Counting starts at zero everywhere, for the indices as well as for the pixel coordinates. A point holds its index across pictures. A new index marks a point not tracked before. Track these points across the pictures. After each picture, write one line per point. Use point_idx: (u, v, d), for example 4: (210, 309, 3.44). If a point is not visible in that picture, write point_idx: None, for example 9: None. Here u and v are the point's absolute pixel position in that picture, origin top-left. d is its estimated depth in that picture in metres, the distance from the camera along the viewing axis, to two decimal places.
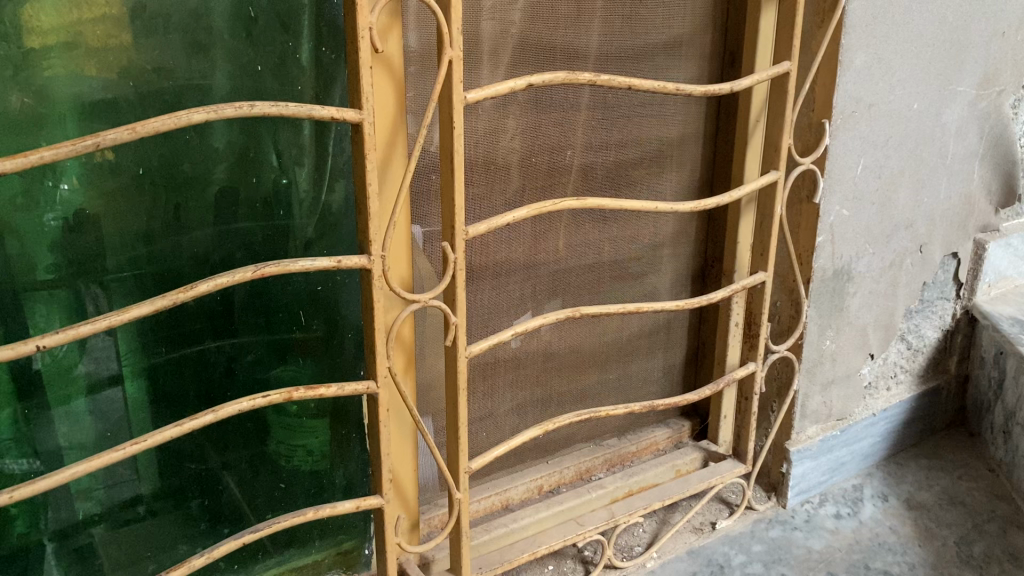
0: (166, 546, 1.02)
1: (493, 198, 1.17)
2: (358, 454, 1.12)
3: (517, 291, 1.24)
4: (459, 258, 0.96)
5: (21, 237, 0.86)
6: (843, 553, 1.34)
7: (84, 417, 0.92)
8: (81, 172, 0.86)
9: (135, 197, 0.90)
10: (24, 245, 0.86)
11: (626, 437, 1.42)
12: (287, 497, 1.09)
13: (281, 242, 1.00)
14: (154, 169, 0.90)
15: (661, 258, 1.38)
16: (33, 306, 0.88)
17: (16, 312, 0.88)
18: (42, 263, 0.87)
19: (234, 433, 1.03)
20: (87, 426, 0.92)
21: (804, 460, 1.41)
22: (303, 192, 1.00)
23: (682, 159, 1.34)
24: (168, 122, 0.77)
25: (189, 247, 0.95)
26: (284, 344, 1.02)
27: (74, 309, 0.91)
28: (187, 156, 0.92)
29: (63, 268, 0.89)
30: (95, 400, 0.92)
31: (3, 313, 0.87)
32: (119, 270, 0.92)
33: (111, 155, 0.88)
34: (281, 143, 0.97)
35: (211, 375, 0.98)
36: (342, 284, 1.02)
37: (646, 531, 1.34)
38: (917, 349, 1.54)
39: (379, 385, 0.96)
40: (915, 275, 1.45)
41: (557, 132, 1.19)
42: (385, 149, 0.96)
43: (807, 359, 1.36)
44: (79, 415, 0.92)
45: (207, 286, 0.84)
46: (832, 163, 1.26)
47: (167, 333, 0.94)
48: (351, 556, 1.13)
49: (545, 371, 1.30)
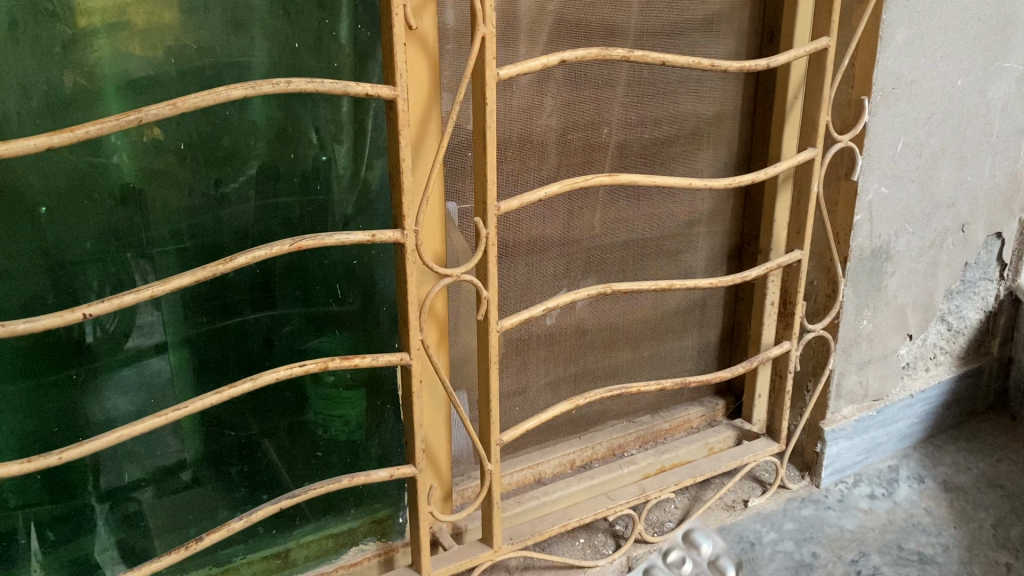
0: (207, 510, 1.06)
1: (528, 175, 1.18)
2: (393, 425, 1.15)
3: (551, 267, 1.25)
4: (491, 233, 0.97)
5: (73, 211, 0.89)
6: (876, 533, 1.32)
7: (131, 385, 0.96)
8: (129, 147, 0.89)
9: (180, 172, 0.93)
10: (74, 218, 0.89)
11: (659, 414, 1.43)
12: (323, 466, 1.12)
13: (319, 217, 1.03)
14: (198, 145, 0.93)
15: (696, 237, 1.38)
16: (83, 278, 0.92)
17: (66, 283, 0.91)
18: (90, 235, 0.91)
19: (273, 403, 1.06)
20: (134, 393, 0.96)
21: (838, 440, 1.40)
22: (341, 168, 1.02)
23: (719, 137, 1.33)
24: (206, 98, 0.79)
25: (230, 220, 0.98)
26: (321, 316, 1.04)
27: (121, 280, 0.94)
28: (227, 131, 0.94)
29: (111, 241, 0.92)
30: (141, 368, 0.95)
31: (56, 284, 0.91)
32: (163, 243, 0.95)
33: (157, 132, 0.90)
34: (321, 120, 0.99)
35: (252, 346, 1.01)
36: (378, 258, 1.04)
37: (678, 506, 1.34)
38: (958, 330, 1.52)
39: (412, 357, 0.98)
40: (956, 255, 1.43)
41: (593, 109, 1.19)
42: (419, 124, 0.98)
43: (843, 338, 1.35)
44: (126, 383, 0.95)
45: (246, 258, 0.86)
46: (871, 141, 1.25)
47: (210, 304, 0.97)
48: (385, 524, 1.15)
49: (578, 347, 1.31)
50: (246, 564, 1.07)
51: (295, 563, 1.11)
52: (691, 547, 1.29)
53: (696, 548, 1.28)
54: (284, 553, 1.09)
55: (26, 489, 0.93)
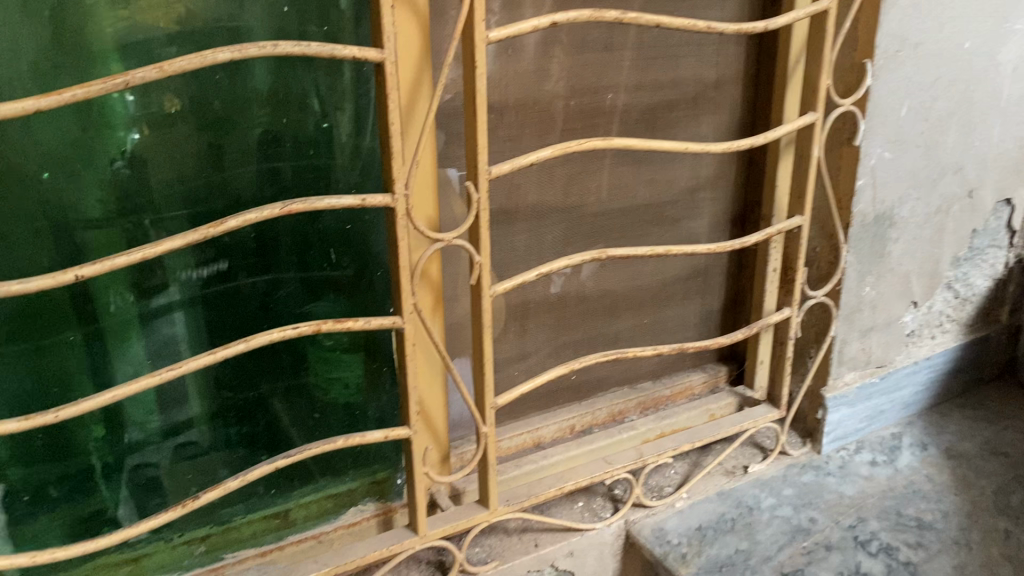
0: (206, 470, 1.08)
1: (528, 140, 1.18)
2: (389, 389, 1.16)
3: (551, 234, 1.25)
4: (482, 198, 0.98)
5: (74, 176, 0.90)
6: (875, 499, 1.31)
7: (130, 346, 0.98)
8: (126, 112, 0.90)
9: (178, 137, 0.94)
10: (76, 183, 0.91)
11: (661, 380, 1.43)
12: (321, 428, 1.14)
13: (315, 182, 1.03)
14: (196, 109, 0.94)
15: (699, 203, 1.37)
16: (86, 242, 0.93)
17: (69, 248, 0.93)
18: (92, 200, 0.92)
19: (270, 366, 1.08)
20: (133, 354, 0.98)
21: (840, 406, 1.40)
22: (342, 134, 1.03)
23: (721, 102, 1.32)
24: (192, 61, 0.80)
25: (228, 185, 0.99)
26: (316, 281, 1.05)
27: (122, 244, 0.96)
28: (219, 95, 0.95)
29: (113, 206, 0.93)
30: (140, 330, 0.97)
31: (59, 248, 0.92)
32: (164, 208, 0.96)
33: (154, 96, 0.91)
34: (322, 85, 1.00)
35: (247, 309, 1.02)
36: (371, 224, 1.05)
37: (678, 472, 1.35)
38: (965, 298, 1.51)
39: (405, 321, 0.99)
40: (963, 221, 1.42)
41: (593, 73, 1.18)
42: (411, 89, 0.98)
43: (845, 305, 1.34)
44: (124, 344, 0.97)
45: (237, 222, 0.87)
46: (873, 105, 1.23)
47: (207, 268, 0.98)
48: (384, 485, 1.17)
49: (578, 313, 1.32)
50: (247, 524, 1.09)
51: (295, 522, 1.13)
52: (659, 536, 1.25)
53: (664, 536, 1.25)
54: (284, 513, 1.12)
55: (28, 448, 0.96)
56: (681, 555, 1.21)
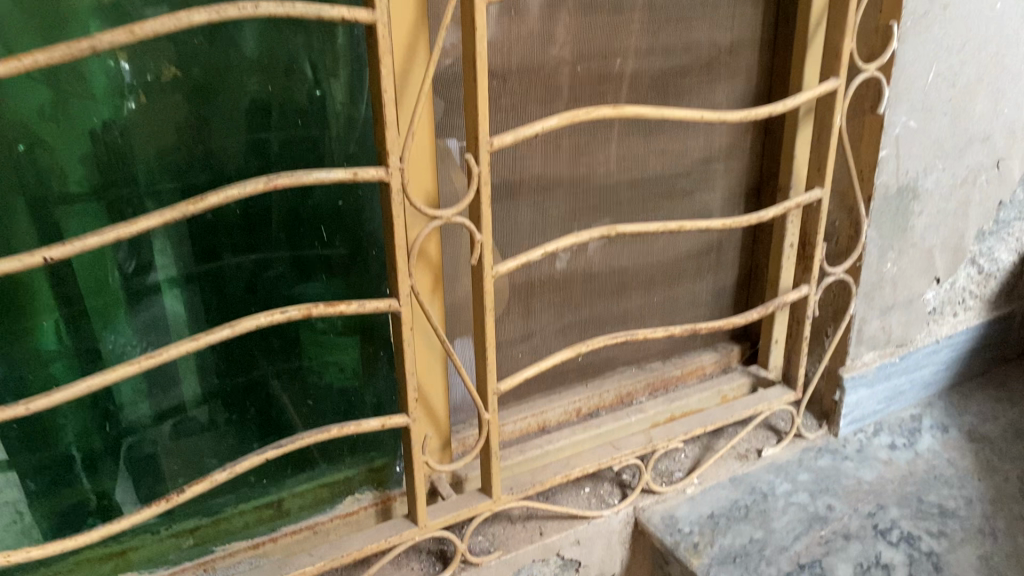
0: (195, 459, 1.03)
1: (532, 108, 1.11)
2: (386, 374, 1.10)
3: (557, 208, 1.18)
4: (483, 171, 0.91)
5: (53, 150, 0.84)
6: (895, 485, 1.26)
7: (110, 331, 0.92)
8: (103, 80, 0.84)
9: (160, 107, 0.87)
10: (55, 157, 0.84)
11: (671, 360, 1.38)
12: (315, 415, 1.09)
13: (310, 154, 0.97)
14: (180, 77, 0.87)
15: (713, 174, 1.31)
16: (68, 219, 0.88)
17: (51, 226, 0.87)
18: (74, 175, 0.86)
19: (260, 350, 1.02)
20: (112, 339, 0.93)
21: (858, 387, 1.34)
22: (337, 102, 0.96)
23: (736, 67, 1.25)
24: (166, 23, 0.73)
25: (219, 157, 0.92)
26: (306, 261, 0.99)
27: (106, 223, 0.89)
28: (206, 60, 0.88)
29: (96, 180, 0.87)
30: (120, 313, 0.92)
31: (40, 226, 0.86)
32: (151, 182, 0.90)
33: (133, 62, 0.84)
34: (315, 50, 0.93)
35: (233, 291, 0.96)
36: (363, 199, 0.99)
37: (688, 456, 1.29)
38: (989, 273, 1.44)
39: (402, 304, 0.93)
40: (990, 193, 1.35)
41: (601, 37, 1.11)
42: (405, 54, 0.91)
43: (866, 282, 1.28)
44: (103, 329, 0.91)
45: (218, 199, 0.81)
46: (899, 70, 1.16)
47: (189, 247, 0.92)
48: (382, 473, 1.12)
49: (585, 291, 1.25)
50: (237, 514, 1.04)
51: (290, 512, 1.08)
52: (670, 524, 1.20)
53: (676, 524, 1.20)
54: (277, 503, 1.06)
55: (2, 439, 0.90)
56: (693, 544, 1.16)
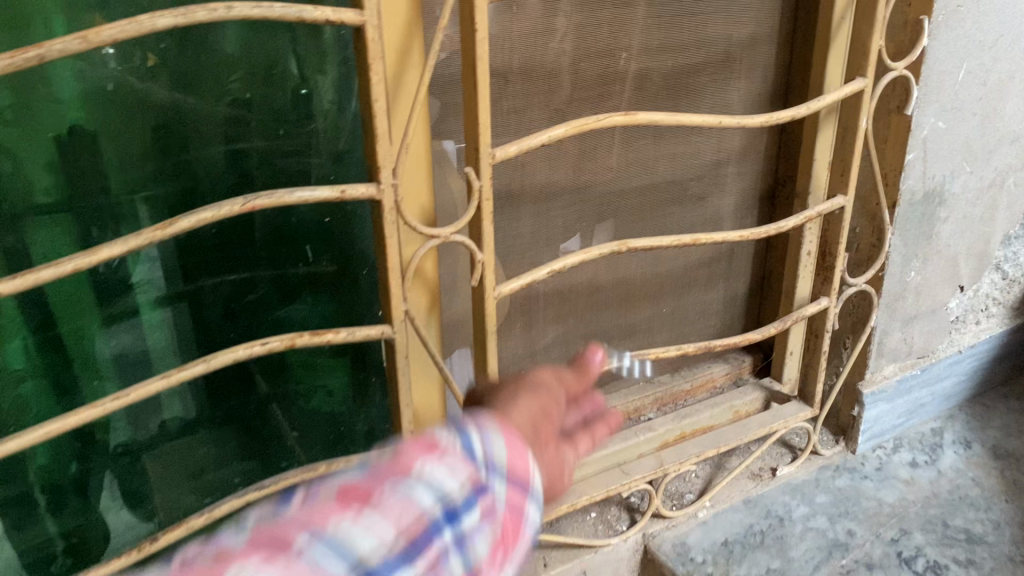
0: (172, 494, 0.96)
1: (534, 111, 1.02)
2: (379, 400, 1.03)
3: (561, 217, 1.10)
4: (485, 186, 0.83)
5: (18, 156, 0.76)
6: (918, 508, 1.20)
7: (71, 364, 0.84)
8: (67, 81, 0.75)
9: (129, 113, 0.79)
10: (20, 164, 0.76)
11: (680, 373, 1.30)
12: (302, 445, 1.01)
13: (299, 163, 0.88)
14: (151, 80, 0.78)
15: (725, 177, 1.23)
16: (35, 234, 0.79)
17: (17, 242, 0.78)
18: (41, 183, 0.77)
19: (238, 379, 0.94)
20: (72, 373, 0.84)
21: (878, 403, 1.28)
22: (325, 103, 0.87)
23: (753, 64, 1.17)
24: (127, 29, 0.64)
25: (200, 166, 0.84)
26: (290, 282, 0.91)
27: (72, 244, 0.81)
28: (190, 59, 0.79)
29: (65, 190, 0.79)
30: (82, 345, 0.83)
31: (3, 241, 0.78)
32: (125, 193, 0.81)
33: (99, 64, 0.76)
34: (300, 47, 0.84)
35: (209, 317, 0.88)
36: (353, 216, 0.90)
37: (699, 477, 1.22)
38: (1014, 279, 1.37)
39: (396, 330, 0.85)
40: (1018, 196, 1.27)
41: (609, 33, 1.03)
42: (397, 57, 0.83)
43: (888, 293, 1.21)
44: (62, 362, 0.83)
45: (190, 223, 0.73)
46: (929, 68, 1.08)
47: (159, 272, 0.84)
48: None
49: (592, 304, 1.18)
50: None
51: None
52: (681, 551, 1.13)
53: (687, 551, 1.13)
54: None
55: None
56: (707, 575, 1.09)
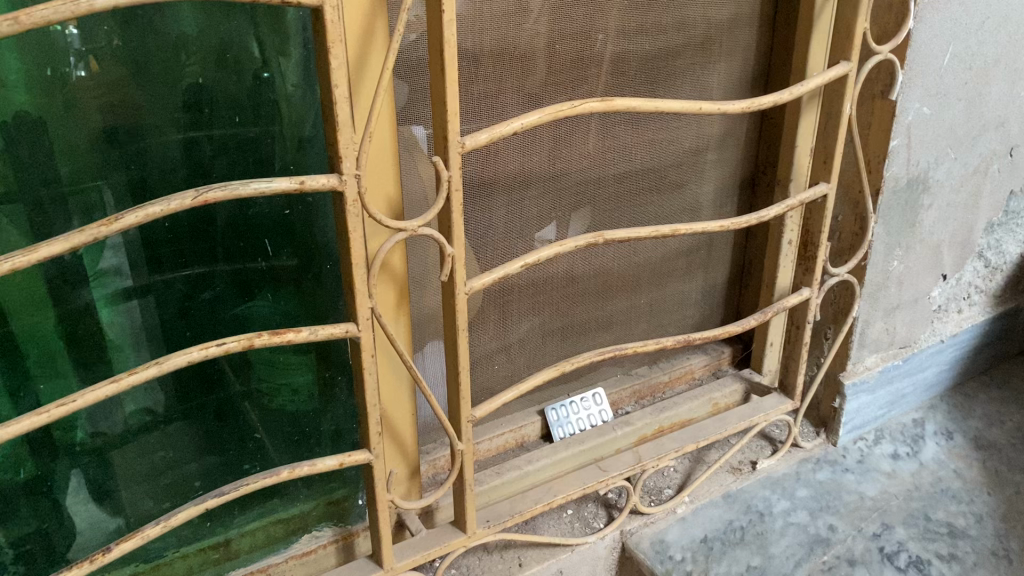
0: (130, 500, 0.91)
1: (508, 95, 0.98)
2: (346, 399, 0.99)
3: (536, 206, 1.06)
4: (454, 176, 0.79)
5: None
6: (900, 501, 1.18)
7: (14, 371, 0.78)
8: (14, 63, 0.70)
9: (79, 99, 0.73)
10: None
11: (658, 365, 1.27)
12: (266, 446, 0.97)
13: (260, 153, 0.84)
14: (104, 64, 0.73)
15: (705, 164, 1.19)
16: None
17: None
18: None
19: (197, 379, 0.90)
20: (14, 378, 0.79)
21: (860, 394, 1.25)
22: (286, 87, 0.82)
23: (734, 46, 1.13)
24: (62, 10, 0.59)
25: (157, 155, 0.79)
26: (249, 277, 0.86)
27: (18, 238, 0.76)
28: (148, 42, 0.75)
29: (11, 180, 0.73)
30: (26, 350, 0.78)
31: None
32: (76, 182, 0.76)
33: (49, 47, 0.71)
34: (260, 29, 0.79)
35: (163, 315, 0.84)
36: (315, 207, 0.86)
37: (678, 471, 1.20)
38: (996, 267, 1.35)
39: (361, 328, 0.81)
40: (1001, 182, 1.25)
41: (585, 14, 0.98)
42: (360, 39, 0.78)
43: (870, 283, 1.18)
44: (4, 368, 0.78)
45: (137, 218, 0.69)
46: (915, 51, 1.04)
47: (108, 268, 0.80)
48: (342, 506, 1.01)
49: (568, 296, 1.14)
50: (180, 559, 0.92)
51: (238, 553, 0.96)
52: (661, 551, 1.09)
53: (666, 552, 1.09)
54: (224, 544, 0.95)
55: None
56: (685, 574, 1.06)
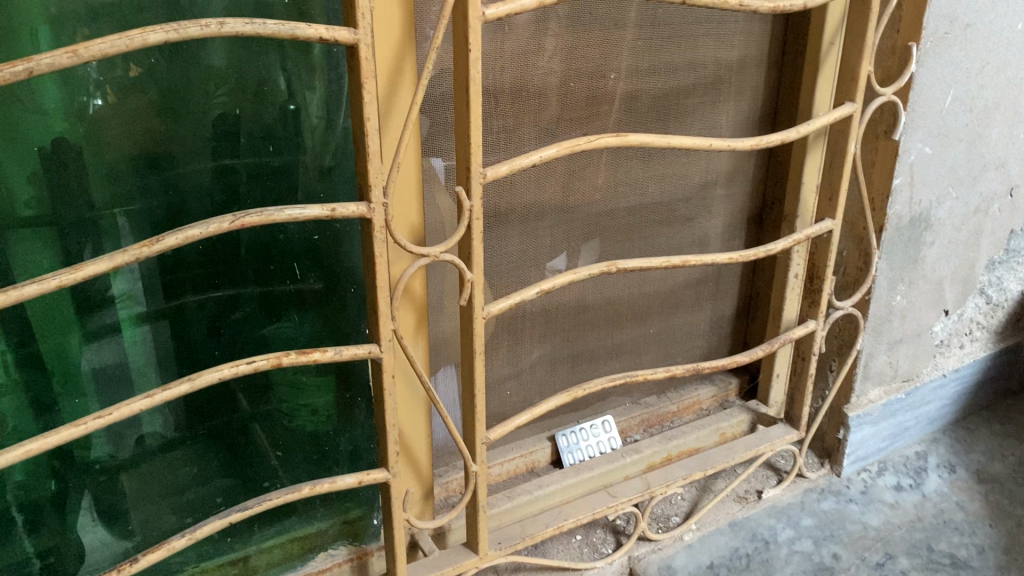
0: (151, 516, 0.94)
1: (524, 129, 1.02)
2: (364, 421, 1.02)
3: (549, 236, 1.10)
4: (476, 205, 0.82)
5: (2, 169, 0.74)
6: (903, 531, 1.20)
7: (39, 386, 0.81)
8: (53, 93, 0.74)
9: (115, 127, 0.77)
10: (4, 177, 0.74)
11: (666, 394, 1.30)
12: (286, 465, 1.00)
13: (287, 181, 0.87)
14: (141, 95, 0.77)
15: (713, 199, 1.23)
16: (16, 246, 0.77)
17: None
18: (22, 197, 0.75)
19: (223, 398, 0.93)
20: (41, 394, 0.82)
21: (864, 425, 1.28)
22: (312, 117, 0.86)
23: (743, 86, 1.18)
24: (115, 44, 0.63)
25: (188, 181, 0.82)
26: (276, 299, 0.90)
27: (55, 257, 0.79)
28: (183, 75, 0.78)
29: (47, 203, 0.77)
30: (52, 368, 0.81)
31: None
32: (110, 206, 0.80)
33: (87, 79, 0.74)
34: (288, 63, 0.83)
35: (193, 334, 0.87)
36: (342, 233, 0.90)
37: (685, 499, 1.22)
38: (997, 304, 1.38)
39: (383, 350, 0.84)
40: (1002, 222, 1.28)
41: (599, 53, 1.03)
42: (390, 75, 0.82)
43: (874, 316, 1.21)
44: (32, 384, 0.81)
45: (176, 239, 0.72)
46: (917, 94, 1.09)
47: (138, 290, 0.83)
48: (358, 525, 1.04)
49: (579, 324, 1.17)
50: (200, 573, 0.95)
51: (256, 569, 0.99)
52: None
53: None
54: (242, 560, 0.97)
55: None
56: None
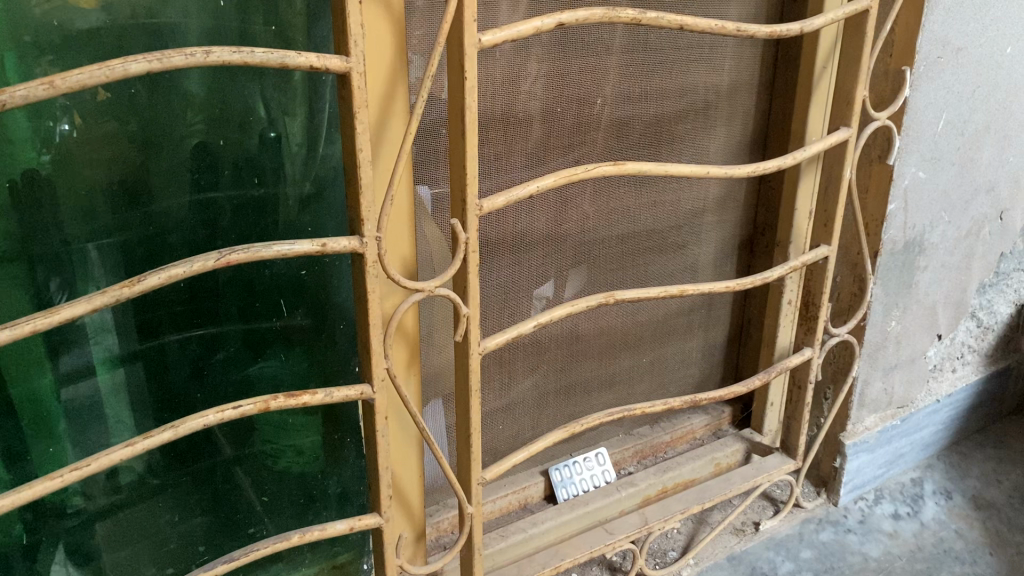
0: (129, 566, 0.89)
1: (513, 157, 0.99)
2: (353, 461, 0.98)
3: (540, 266, 1.07)
4: (472, 238, 0.79)
5: None
6: (904, 562, 1.18)
7: (8, 435, 0.77)
8: (21, 123, 0.70)
9: (88, 159, 0.73)
10: None
11: (660, 424, 1.27)
12: (272, 509, 0.96)
13: (269, 213, 0.84)
14: (115, 125, 0.73)
15: (704, 226, 1.21)
16: None
17: None
18: None
19: (205, 442, 0.88)
20: (10, 442, 0.77)
21: (860, 453, 1.26)
22: (295, 146, 0.83)
23: (733, 111, 1.16)
24: (96, 74, 0.59)
25: (167, 215, 0.78)
26: (261, 337, 0.86)
27: (24, 298, 0.75)
28: (159, 104, 0.75)
29: (16, 241, 0.73)
30: (21, 415, 0.77)
31: None
32: (83, 242, 0.76)
33: (57, 109, 0.70)
34: (269, 91, 0.80)
35: (175, 376, 0.83)
36: (330, 268, 0.86)
37: (682, 533, 1.19)
38: (988, 326, 1.37)
39: (375, 389, 0.80)
40: (992, 245, 1.28)
41: (587, 80, 1.00)
42: (380, 104, 0.79)
43: (870, 342, 1.19)
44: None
45: (159, 278, 0.68)
46: (911, 118, 1.07)
47: (114, 331, 0.79)
48: (347, 570, 0.99)
49: (570, 356, 1.14)
50: None
51: None
52: None
53: None
54: None
55: None
56: None
